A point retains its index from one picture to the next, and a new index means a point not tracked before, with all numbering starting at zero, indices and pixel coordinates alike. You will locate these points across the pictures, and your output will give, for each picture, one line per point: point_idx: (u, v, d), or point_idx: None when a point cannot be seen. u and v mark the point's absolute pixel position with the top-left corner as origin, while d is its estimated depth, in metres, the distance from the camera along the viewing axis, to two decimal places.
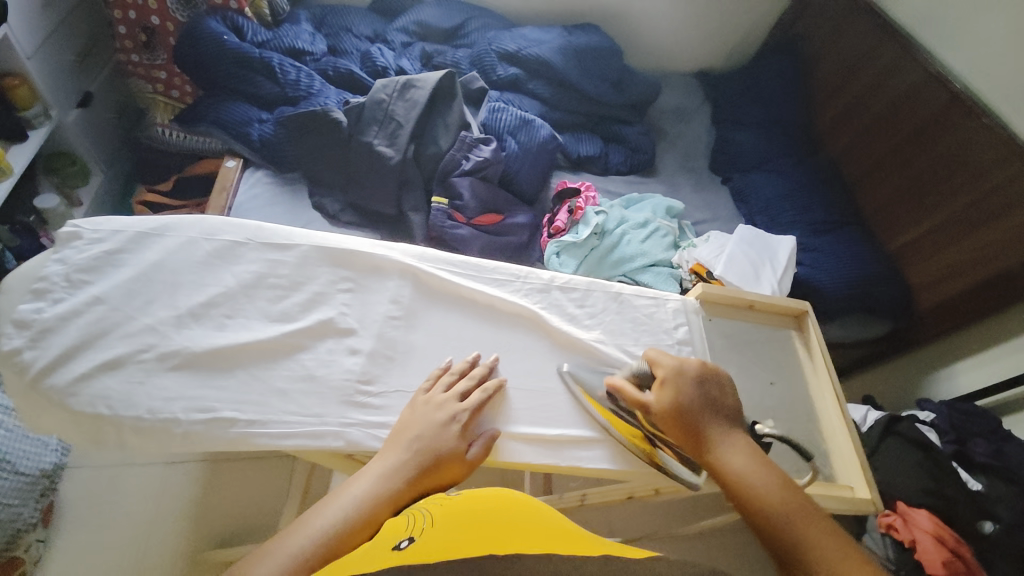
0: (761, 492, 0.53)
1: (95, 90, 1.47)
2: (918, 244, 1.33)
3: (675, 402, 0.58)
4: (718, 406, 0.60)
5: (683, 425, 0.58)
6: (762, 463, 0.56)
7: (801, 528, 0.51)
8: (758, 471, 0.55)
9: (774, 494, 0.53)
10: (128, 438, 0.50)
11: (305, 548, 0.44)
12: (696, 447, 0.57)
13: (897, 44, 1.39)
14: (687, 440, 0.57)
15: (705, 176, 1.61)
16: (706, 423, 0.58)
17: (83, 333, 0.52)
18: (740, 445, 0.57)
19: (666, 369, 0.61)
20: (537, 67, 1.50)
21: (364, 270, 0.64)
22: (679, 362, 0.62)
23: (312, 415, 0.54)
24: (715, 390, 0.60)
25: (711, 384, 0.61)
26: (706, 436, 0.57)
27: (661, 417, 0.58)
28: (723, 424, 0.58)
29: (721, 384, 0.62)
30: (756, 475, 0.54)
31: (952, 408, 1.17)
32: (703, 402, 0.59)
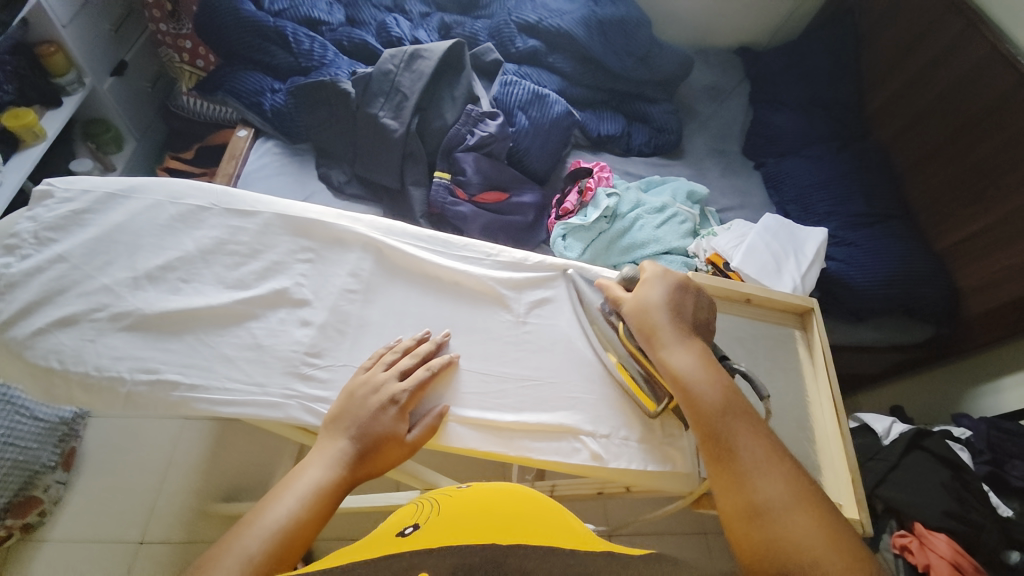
0: (704, 390, 0.53)
1: (131, 59, 1.50)
2: (969, 244, 1.20)
3: (647, 302, 0.58)
4: (685, 308, 0.58)
5: (645, 322, 0.57)
6: (714, 365, 0.55)
7: (730, 425, 0.51)
8: (708, 372, 0.54)
9: (716, 394, 0.53)
10: (77, 393, 0.52)
11: (256, 550, 0.42)
12: (651, 344, 0.57)
13: (963, 16, 1.23)
14: (646, 336, 0.57)
15: (735, 160, 1.50)
16: (666, 324, 0.57)
17: (44, 289, 0.54)
18: (698, 344, 0.56)
19: (650, 274, 0.61)
20: (557, 39, 1.42)
21: (325, 241, 0.63)
22: (663, 270, 0.61)
23: (255, 383, 0.54)
24: (688, 298, 0.59)
25: (685, 290, 0.60)
26: (663, 335, 0.56)
27: (632, 314, 0.59)
28: (685, 329, 0.57)
29: (696, 293, 0.60)
30: (703, 374, 0.54)
31: (991, 426, 1.05)
32: (669, 305, 0.58)
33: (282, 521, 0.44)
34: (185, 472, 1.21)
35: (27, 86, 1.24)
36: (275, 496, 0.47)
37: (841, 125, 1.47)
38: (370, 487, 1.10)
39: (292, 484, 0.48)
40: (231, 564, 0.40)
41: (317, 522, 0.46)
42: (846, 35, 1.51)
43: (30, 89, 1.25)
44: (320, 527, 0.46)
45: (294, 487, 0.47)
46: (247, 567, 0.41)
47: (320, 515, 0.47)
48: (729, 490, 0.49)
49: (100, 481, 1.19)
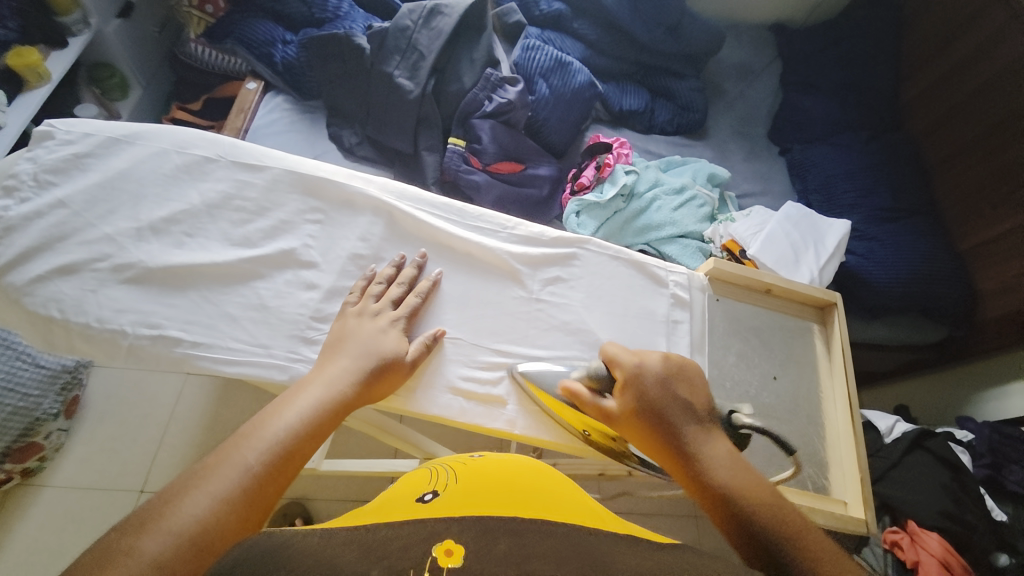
0: (746, 507, 0.44)
1: (138, 1, 1.44)
2: (990, 247, 1.17)
3: (642, 405, 0.51)
4: (691, 406, 0.52)
5: (653, 429, 0.50)
6: (745, 471, 0.47)
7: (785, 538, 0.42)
8: (742, 481, 0.46)
9: (759, 506, 0.44)
10: (78, 343, 0.50)
11: (255, 462, 0.41)
12: (670, 458, 0.49)
13: (1010, 7, 1.16)
14: (660, 449, 0.50)
15: (760, 145, 1.44)
16: (674, 422, 0.50)
17: (43, 235, 0.52)
18: (721, 448, 0.49)
19: (626, 369, 0.52)
20: (584, 3, 1.35)
21: (335, 202, 0.61)
22: (638, 361, 0.53)
23: (259, 345, 0.53)
24: (683, 387, 0.53)
25: (681, 381, 0.53)
26: (676, 438, 0.49)
27: (626, 424, 0.51)
28: (696, 427, 0.50)
29: (696, 378, 0.54)
30: (739, 486, 0.46)
31: (994, 430, 1.04)
32: (674, 404, 0.51)
33: (281, 436, 0.44)
34: (188, 426, 1.23)
35: (32, 24, 1.18)
36: (275, 411, 0.46)
37: (874, 114, 1.41)
38: (369, 452, 1.10)
39: (292, 401, 0.47)
40: (230, 477, 0.39)
41: (315, 438, 0.46)
42: (888, 16, 1.43)
43: (34, 27, 1.19)
44: (319, 444, 0.46)
45: (295, 404, 0.47)
46: (247, 479, 0.40)
47: (319, 432, 0.46)
48: None
49: (105, 429, 1.21)
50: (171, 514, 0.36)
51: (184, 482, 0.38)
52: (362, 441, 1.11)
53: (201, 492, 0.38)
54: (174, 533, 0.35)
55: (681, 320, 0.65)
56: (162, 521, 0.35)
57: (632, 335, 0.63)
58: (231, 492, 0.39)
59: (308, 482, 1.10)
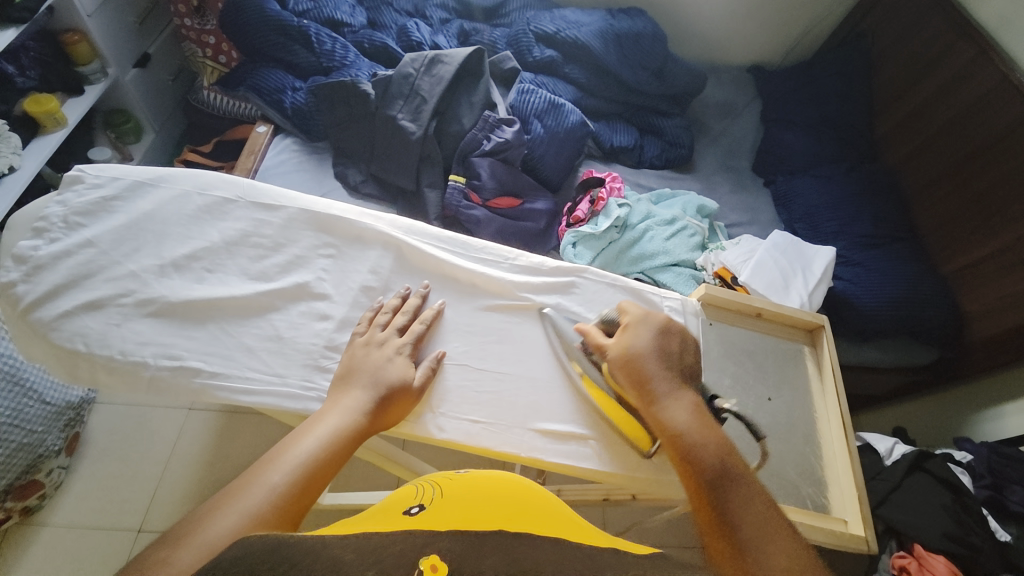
0: (698, 445, 0.52)
1: (155, 52, 1.53)
2: (976, 269, 1.20)
3: (636, 348, 0.58)
4: (674, 356, 0.58)
5: (638, 367, 0.57)
6: (706, 419, 0.55)
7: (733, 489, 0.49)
8: (699, 425, 0.54)
9: (711, 444, 0.52)
10: (101, 376, 0.52)
11: (279, 482, 0.44)
12: (644, 395, 0.56)
13: (975, 45, 1.25)
14: (636, 384, 0.56)
15: (745, 177, 1.51)
16: (658, 373, 0.56)
17: (71, 272, 0.55)
18: (693, 396, 0.56)
19: (633, 319, 0.60)
20: (574, 50, 1.44)
21: (346, 238, 0.64)
22: (645, 314, 0.61)
23: (274, 375, 0.55)
24: (676, 344, 0.59)
25: (675, 337, 0.60)
26: (654, 387, 0.56)
27: (619, 358, 0.58)
28: (677, 379, 0.57)
29: (686, 339, 0.61)
30: (698, 431, 0.53)
31: (993, 450, 1.04)
32: (661, 351, 0.58)
33: (303, 459, 0.46)
34: (187, 462, 1.22)
35: (50, 73, 1.27)
36: (297, 436, 0.48)
37: (851, 147, 1.49)
38: (371, 485, 1.10)
39: (315, 426, 0.49)
40: (257, 495, 0.42)
41: (335, 464, 0.48)
42: (857, 58, 1.53)
43: (53, 76, 1.29)
44: (339, 468, 0.48)
45: (314, 430, 0.49)
46: (271, 497, 0.43)
47: (339, 457, 0.48)
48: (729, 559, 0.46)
49: (105, 466, 1.20)
50: (202, 529, 0.39)
51: (213, 503, 0.41)
52: (363, 474, 1.10)
53: (229, 510, 0.41)
54: (204, 544, 0.38)
55: None
56: (196, 532, 0.39)
57: None
58: (258, 508, 0.42)
59: (308, 517, 1.09)
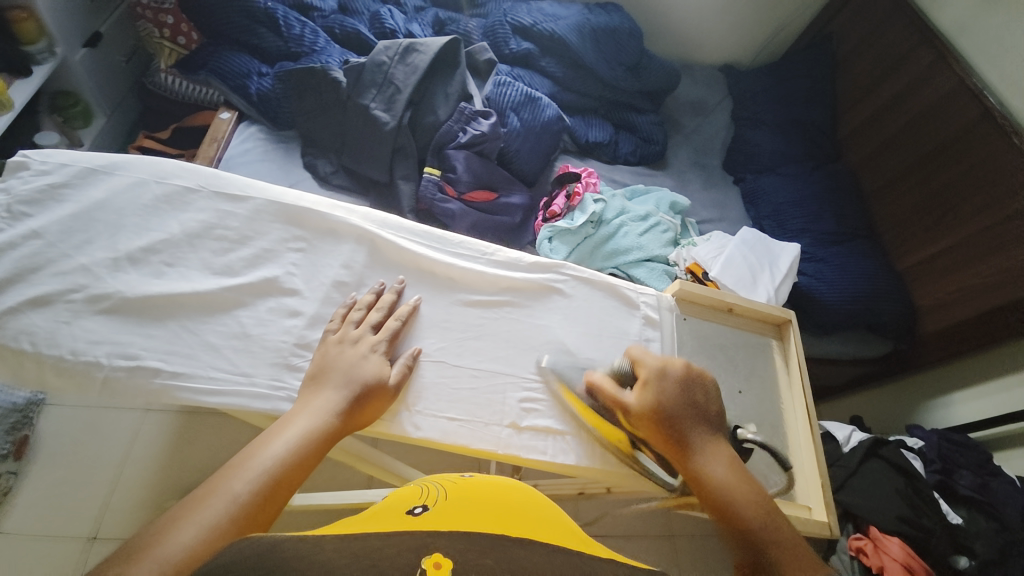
0: (741, 507, 0.52)
1: (107, 31, 1.44)
2: (929, 265, 1.27)
3: (658, 404, 0.55)
4: (705, 407, 0.57)
5: (665, 428, 0.55)
6: (741, 472, 0.54)
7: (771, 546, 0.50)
8: (738, 480, 0.53)
9: (746, 500, 0.52)
10: (49, 377, 0.49)
11: (242, 491, 0.43)
12: (679, 455, 0.54)
13: (933, 51, 1.31)
14: (667, 442, 0.55)
15: (716, 174, 1.55)
16: (687, 429, 0.55)
17: (15, 266, 0.51)
18: (725, 448, 0.56)
19: (651, 370, 0.58)
20: (550, 44, 1.44)
21: (318, 231, 0.62)
22: (661, 364, 0.59)
23: (242, 374, 0.52)
24: (701, 395, 0.58)
25: (698, 384, 0.59)
26: (686, 444, 0.55)
27: (641, 417, 0.55)
28: (706, 433, 0.56)
29: (708, 384, 0.60)
30: (735, 485, 0.53)
31: (942, 437, 1.12)
32: (687, 406, 0.56)
33: (269, 465, 0.45)
34: (147, 465, 1.16)
35: None
36: (263, 441, 0.47)
37: (816, 147, 1.54)
38: (342, 483, 1.08)
39: (283, 429, 0.48)
40: (218, 506, 0.41)
41: (304, 468, 0.47)
42: (823, 61, 1.58)
43: None
44: (308, 472, 0.47)
45: (281, 435, 0.48)
46: (233, 508, 0.41)
47: (307, 462, 0.47)
48: None
49: (55, 470, 1.14)
50: (158, 544, 0.37)
51: (171, 515, 0.40)
52: (334, 472, 1.08)
53: (187, 523, 0.39)
54: (161, 560, 0.36)
55: (653, 339, 0.68)
56: (151, 547, 0.37)
57: (607, 354, 0.65)
58: (219, 520, 0.40)
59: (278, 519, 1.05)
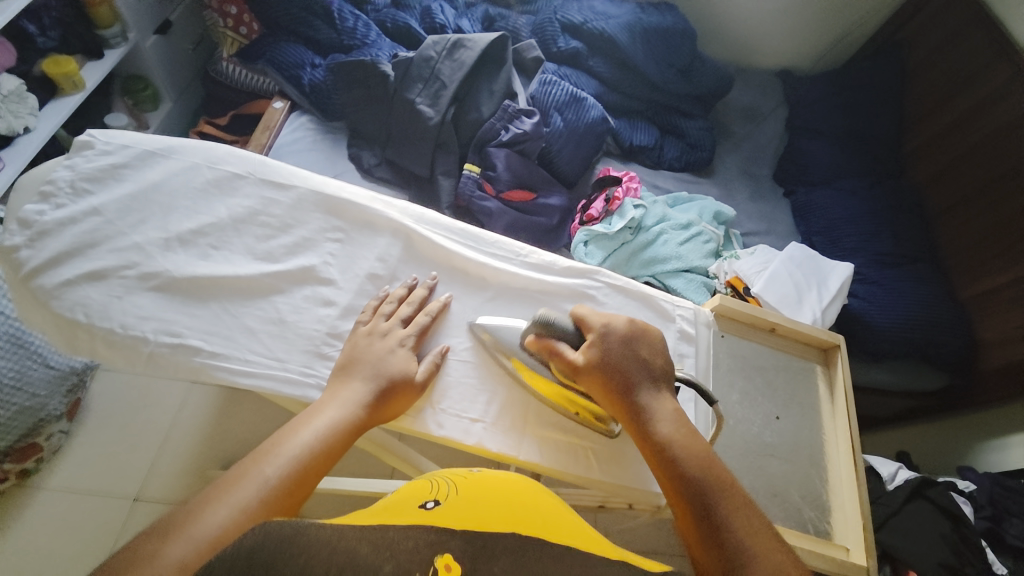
0: (677, 458, 0.51)
1: (176, 19, 1.59)
2: (997, 296, 1.18)
3: (604, 360, 0.55)
4: (651, 365, 0.56)
5: (610, 378, 0.54)
6: (686, 428, 0.53)
7: (716, 493, 0.49)
8: (679, 431, 0.53)
9: (687, 454, 0.51)
10: (99, 348, 0.51)
11: (273, 476, 0.44)
12: (619, 405, 0.54)
13: (1012, 64, 1.21)
14: (610, 397, 0.54)
15: (765, 186, 1.49)
16: (630, 383, 0.54)
17: (76, 240, 0.54)
18: (666, 405, 0.54)
19: (596, 331, 0.56)
20: (600, 44, 1.42)
21: (355, 223, 0.63)
22: (607, 322, 0.57)
23: (275, 359, 0.54)
24: (648, 351, 0.56)
25: (645, 341, 0.57)
26: (629, 396, 0.54)
27: (586, 375, 0.54)
28: (650, 388, 0.55)
29: (656, 341, 0.58)
30: (679, 438, 0.52)
31: (995, 482, 1.03)
32: (635, 360, 0.55)
33: (298, 452, 0.46)
34: (185, 433, 1.24)
35: (71, 34, 1.34)
36: (294, 427, 0.48)
37: (875, 161, 1.45)
38: (366, 471, 1.10)
39: (312, 418, 0.49)
40: (249, 489, 0.43)
41: (332, 457, 0.48)
42: (891, 68, 1.48)
43: (73, 37, 1.34)
44: (334, 461, 0.48)
45: (311, 422, 0.49)
46: (264, 492, 0.43)
47: (335, 451, 0.48)
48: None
49: (102, 434, 1.23)
50: (194, 523, 0.40)
51: (206, 496, 0.42)
52: (359, 459, 1.11)
53: (217, 506, 0.41)
54: (195, 539, 0.39)
55: (688, 354, 0.65)
56: (191, 521, 0.40)
57: None
58: (249, 502, 0.42)
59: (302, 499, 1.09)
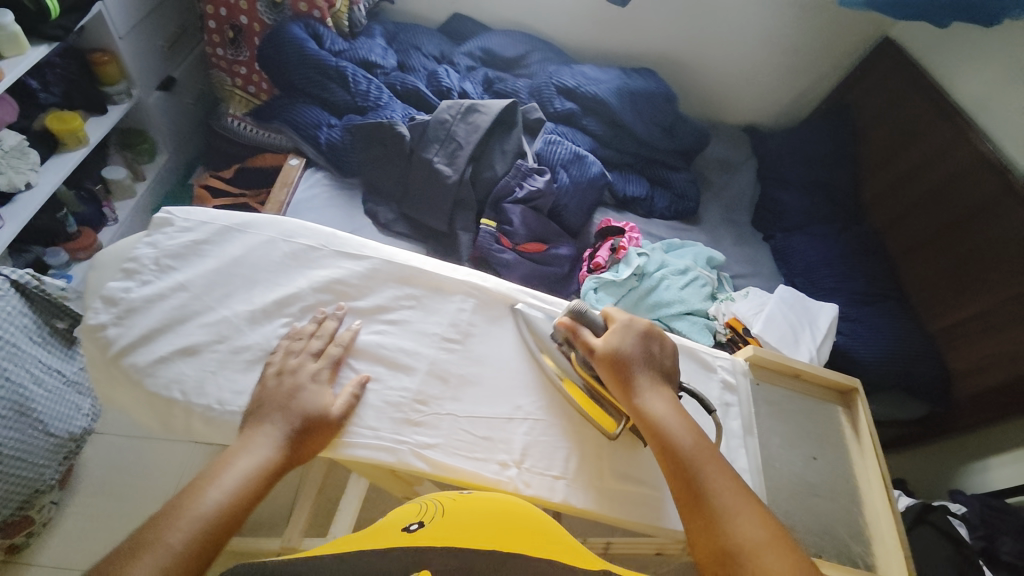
0: (673, 438, 0.58)
1: (179, 76, 1.62)
2: (959, 329, 1.32)
3: (617, 351, 0.61)
4: (653, 358, 0.63)
5: (620, 367, 0.60)
6: (682, 412, 0.60)
7: (704, 467, 0.56)
8: (676, 417, 0.59)
9: (683, 434, 0.58)
10: (195, 424, 0.53)
11: (177, 541, 0.45)
12: (624, 390, 0.60)
13: (952, 125, 1.40)
14: (618, 383, 0.60)
15: (746, 231, 1.62)
16: (636, 373, 0.61)
17: (166, 317, 0.55)
18: (665, 393, 0.61)
19: (619, 324, 0.63)
20: (593, 105, 1.55)
21: (426, 289, 0.66)
22: (630, 318, 0.64)
23: (367, 428, 0.56)
24: (656, 348, 0.63)
25: (652, 339, 0.64)
26: (633, 383, 0.60)
27: (603, 362, 0.61)
28: (652, 378, 0.61)
29: (661, 339, 0.64)
30: (674, 420, 0.59)
31: (984, 502, 1.13)
32: (642, 353, 0.62)
33: (205, 514, 0.47)
34: None
35: (74, 90, 1.34)
36: (201, 487, 0.48)
37: (840, 209, 1.63)
38: None
39: (228, 466, 0.50)
40: (152, 559, 0.43)
41: (240, 510, 0.49)
42: (843, 128, 1.69)
43: (76, 93, 1.34)
44: (245, 513, 0.49)
45: (219, 478, 0.49)
46: (168, 559, 0.44)
47: (244, 504, 0.49)
48: (703, 535, 0.54)
49: (95, 504, 1.16)
50: None
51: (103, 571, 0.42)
52: None
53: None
54: None
55: (732, 403, 0.71)
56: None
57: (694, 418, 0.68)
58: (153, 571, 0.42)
59: None
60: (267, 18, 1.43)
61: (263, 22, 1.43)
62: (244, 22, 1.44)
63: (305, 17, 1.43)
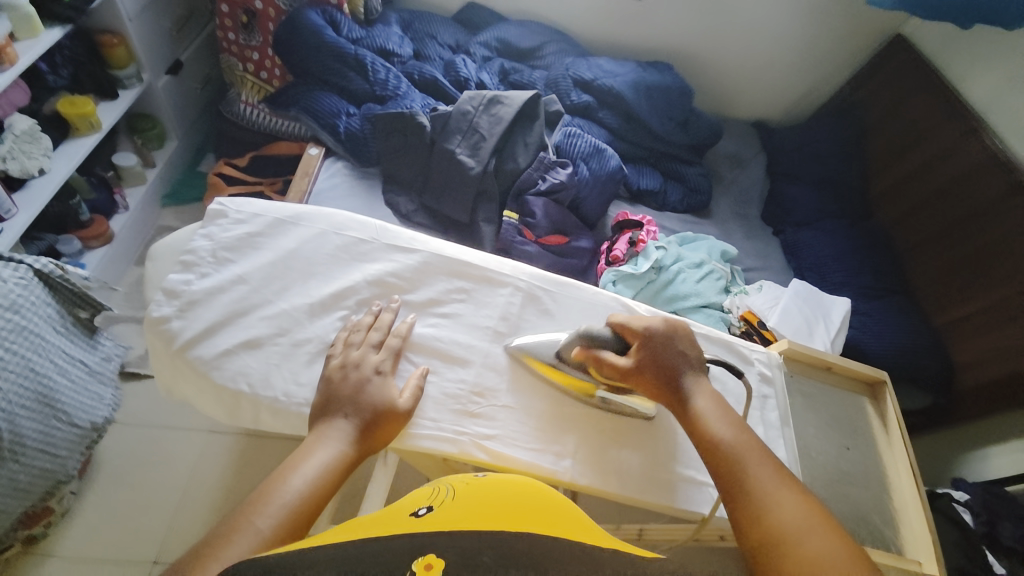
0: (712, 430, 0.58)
1: (186, 58, 1.58)
2: (963, 324, 1.35)
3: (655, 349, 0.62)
4: (690, 356, 0.63)
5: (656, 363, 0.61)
6: (722, 406, 0.60)
7: (744, 456, 0.56)
8: (716, 411, 0.60)
9: (722, 426, 0.58)
10: (263, 414, 0.56)
11: (265, 526, 0.45)
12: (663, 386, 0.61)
13: (962, 124, 1.41)
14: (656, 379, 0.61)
15: (757, 225, 1.64)
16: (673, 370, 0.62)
17: (227, 310, 0.59)
18: (702, 389, 0.61)
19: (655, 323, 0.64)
20: (609, 98, 1.55)
21: (475, 282, 0.68)
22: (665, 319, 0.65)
23: (428, 419, 0.58)
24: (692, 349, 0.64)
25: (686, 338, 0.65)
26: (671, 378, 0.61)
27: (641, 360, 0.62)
28: (690, 376, 0.62)
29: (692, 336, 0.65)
30: (712, 414, 0.59)
31: (986, 490, 1.17)
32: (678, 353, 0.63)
33: (289, 501, 0.48)
34: (208, 487, 1.19)
35: (82, 72, 1.30)
36: (282, 475, 0.50)
37: (848, 206, 1.66)
38: None
39: (306, 457, 0.51)
40: (243, 542, 0.43)
41: (323, 499, 0.50)
42: (853, 125, 1.71)
43: (85, 76, 1.31)
44: (325, 503, 0.50)
45: (299, 468, 0.50)
46: (257, 543, 0.44)
47: (326, 493, 0.50)
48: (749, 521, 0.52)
49: (115, 493, 1.16)
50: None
51: (192, 556, 0.42)
52: None
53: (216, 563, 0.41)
54: None
55: (769, 395, 0.73)
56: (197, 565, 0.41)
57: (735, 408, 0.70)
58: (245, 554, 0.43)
59: None
60: (283, 4, 1.38)
61: (278, 8, 1.38)
62: (258, 7, 1.38)
63: (322, 3, 1.40)
